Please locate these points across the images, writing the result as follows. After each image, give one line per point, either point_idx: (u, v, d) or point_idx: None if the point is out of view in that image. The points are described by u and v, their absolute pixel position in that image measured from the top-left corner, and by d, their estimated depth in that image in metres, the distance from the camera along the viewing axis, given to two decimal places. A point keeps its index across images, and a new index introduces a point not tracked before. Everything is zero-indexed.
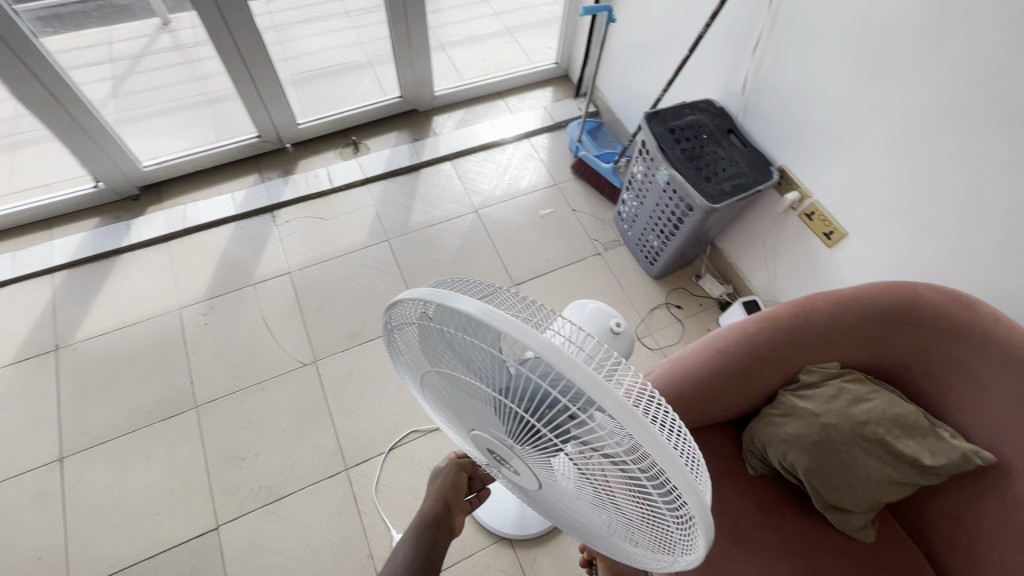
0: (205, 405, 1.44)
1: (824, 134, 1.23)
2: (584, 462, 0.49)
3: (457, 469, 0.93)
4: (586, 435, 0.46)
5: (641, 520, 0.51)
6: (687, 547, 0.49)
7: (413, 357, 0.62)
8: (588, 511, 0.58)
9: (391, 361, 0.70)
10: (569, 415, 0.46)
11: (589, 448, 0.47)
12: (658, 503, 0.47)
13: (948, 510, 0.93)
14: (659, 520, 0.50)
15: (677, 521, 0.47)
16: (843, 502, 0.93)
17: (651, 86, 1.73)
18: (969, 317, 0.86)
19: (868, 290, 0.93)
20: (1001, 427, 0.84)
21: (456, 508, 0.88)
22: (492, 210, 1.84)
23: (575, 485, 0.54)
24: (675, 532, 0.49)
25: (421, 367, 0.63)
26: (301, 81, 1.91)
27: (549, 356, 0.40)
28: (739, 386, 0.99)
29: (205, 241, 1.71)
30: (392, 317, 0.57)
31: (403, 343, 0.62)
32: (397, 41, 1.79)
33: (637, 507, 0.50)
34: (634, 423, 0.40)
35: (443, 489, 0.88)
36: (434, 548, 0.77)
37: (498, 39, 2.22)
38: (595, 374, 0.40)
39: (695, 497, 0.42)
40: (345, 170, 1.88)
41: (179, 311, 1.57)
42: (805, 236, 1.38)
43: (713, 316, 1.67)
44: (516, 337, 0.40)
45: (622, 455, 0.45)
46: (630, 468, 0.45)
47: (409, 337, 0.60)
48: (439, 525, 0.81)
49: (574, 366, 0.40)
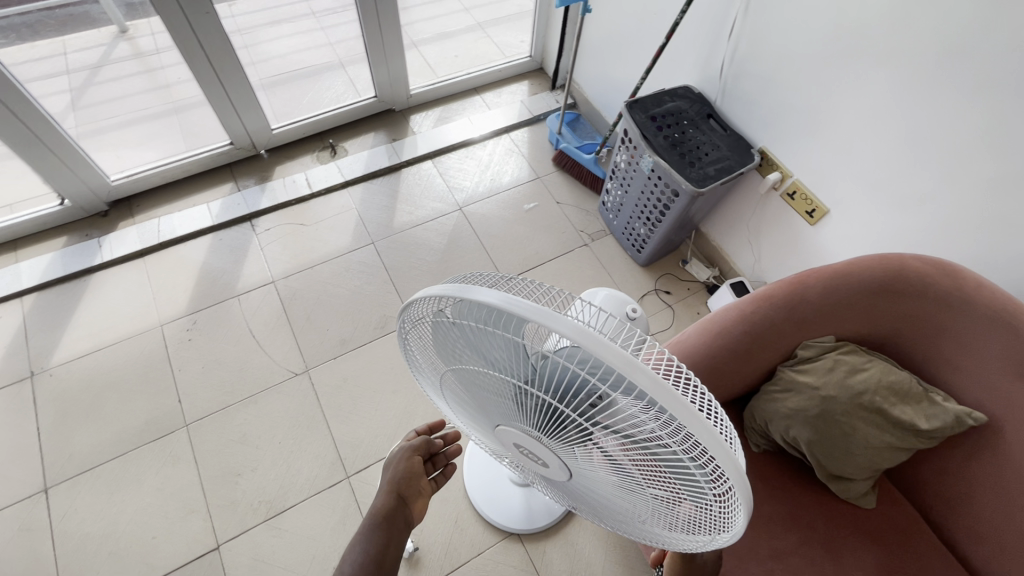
0: (196, 422, 1.39)
1: (802, 115, 1.26)
2: (616, 447, 0.49)
3: (406, 456, 0.81)
4: (617, 420, 0.46)
5: (676, 502, 0.52)
6: (725, 523, 0.50)
7: (428, 358, 0.62)
8: (621, 498, 0.58)
9: (405, 365, 0.69)
10: (600, 399, 0.46)
11: (622, 432, 0.47)
12: (695, 481, 0.47)
13: (941, 470, 0.97)
14: (695, 500, 0.50)
15: (715, 498, 0.48)
16: (843, 470, 0.96)
17: (628, 76, 1.74)
18: (956, 285, 0.89)
19: (859, 262, 0.95)
20: (991, 387, 0.88)
21: (413, 497, 0.79)
22: (477, 207, 1.83)
23: (606, 472, 0.54)
24: (713, 510, 0.49)
25: (436, 368, 0.62)
26: (271, 85, 1.86)
27: (580, 339, 0.41)
28: (740, 366, 1.01)
29: (181, 254, 1.65)
30: (406, 319, 0.57)
31: (414, 345, 0.62)
32: (370, 41, 1.76)
33: (672, 488, 0.50)
34: (672, 400, 0.41)
35: (395, 481, 0.78)
36: (387, 549, 0.71)
37: (470, 34, 2.20)
38: (627, 353, 0.41)
39: (735, 471, 0.43)
40: (324, 174, 1.84)
41: (161, 328, 1.52)
42: (788, 216, 1.41)
43: (701, 300, 1.69)
44: (545, 323, 0.41)
45: (656, 436, 0.45)
46: (667, 448, 0.46)
47: (422, 338, 0.59)
48: (393, 521, 0.73)
49: (606, 347, 0.40)
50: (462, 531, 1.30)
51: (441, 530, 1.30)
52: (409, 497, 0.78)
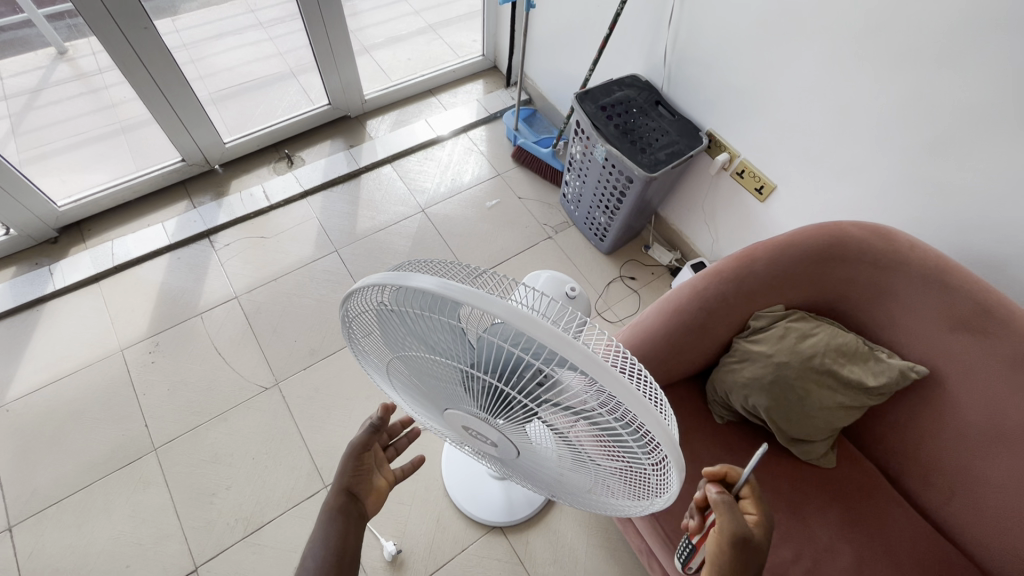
0: (165, 445, 1.37)
1: (743, 96, 1.30)
2: (559, 422, 0.51)
3: (354, 457, 0.78)
4: (556, 394, 0.48)
5: (617, 471, 0.54)
6: (663, 487, 0.52)
7: (375, 348, 0.63)
8: (569, 472, 0.60)
9: (355, 357, 0.70)
10: (538, 376, 0.48)
11: (561, 406, 0.49)
12: (631, 450, 0.49)
13: (892, 424, 1.02)
14: (634, 468, 0.52)
15: (651, 465, 0.50)
16: (802, 433, 1.00)
17: (577, 69, 1.77)
18: (891, 247, 0.93)
19: (802, 232, 0.98)
20: (928, 341, 0.93)
21: (365, 492, 0.78)
22: (439, 207, 1.83)
23: (552, 446, 0.56)
24: (652, 478, 0.52)
25: (386, 359, 0.63)
26: (220, 99, 1.83)
27: (511, 317, 0.42)
28: (696, 341, 1.04)
29: (138, 276, 1.62)
30: (348, 311, 0.57)
31: (361, 335, 0.63)
32: (318, 48, 1.75)
33: (613, 458, 0.52)
34: (601, 370, 0.42)
35: (345, 477, 0.77)
36: (347, 540, 0.72)
37: (422, 37, 2.20)
38: (557, 329, 0.43)
39: (665, 435, 0.45)
40: (281, 185, 1.82)
41: (122, 353, 1.48)
42: (739, 194, 1.45)
43: (666, 283, 1.73)
44: (477, 304, 0.42)
45: (593, 407, 0.47)
46: (603, 418, 0.48)
47: (367, 328, 0.60)
48: (349, 514, 0.74)
49: (536, 323, 0.42)
50: (445, 528, 1.31)
51: (424, 530, 1.30)
52: (362, 492, 0.77)
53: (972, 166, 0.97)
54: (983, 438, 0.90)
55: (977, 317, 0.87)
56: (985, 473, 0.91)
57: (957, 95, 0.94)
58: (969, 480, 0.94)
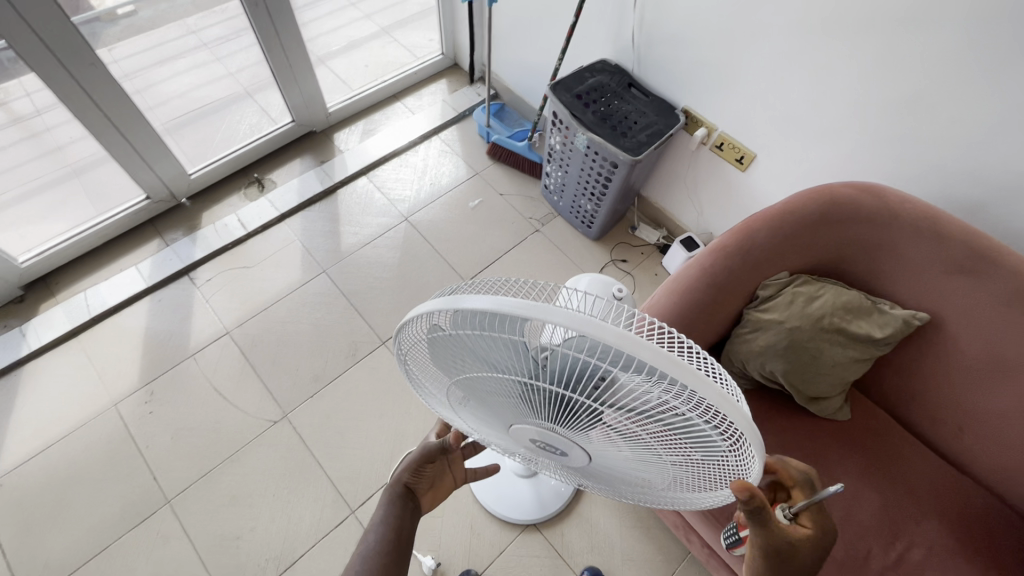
0: (179, 495, 1.32)
1: (716, 71, 1.32)
2: (626, 423, 0.52)
3: (416, 464, 0.79)
4: (621, 395, 0.49)
5: (691, 462, 0.55)
6: (742, 469, 0.53)
7: (435, 368, 0.65)
8: (642, 467, 0.61)
9: (412, 377, 0.72)
10: (602, 380, 0.48)
11: (628, 406, 0.50)
12: (708, 438, 0.50)
13: (898, 370, 1.07)
14: (711, 456, 0.52)
15: (730, 451, 0.50)
16: (818, 391, 1.05)
17: (544, 58, 1.76)
18: (881, 203, 0.98)
19: (796, 198, 1.01)
20: (925, 288, 0.98)
21: (421, 490, 0.80)
22: (422, 214, 1.80)
23: (620, 445, 0.57)
24: (730, 462, 0.52)
25: (446, 378, 0.65)
26: (176, 128, 1.74)
27: (574, 325, 0.43)
28: (709, 317, 1.06)
29: (120, 324, 1.54)
30: (406, 336, 0.59)
31: (414, 355, 0.65)
32: (275, 64, 1.69)
33: (688, 450, 0.53)
34: (675, 365, 0.43)
35: (405, 472, 0.79)
36: (401, 532, 0.75)
37: (377, 41, 2.14)
38: (621, 330, 0.43)
39: (745, 420, 0.45)
40: (256, 212, 1.76)
41: (116, 407, 1.41)
42: (720, 166, 1.48)
43: (656, 261, 1.76)
44: (538, 317, 0.43)
45: (664, 403, 0.48)
46: (674, 412, 0.48)
47: (426, 351, 0.62)
48: (405, 507, 0.77)
49: (601, 329, 0.43)
50: (479, 534, 1.31)
51: (459, 539, 1.30)
52: (418, 488, 0.80)
53: (942, 116, 1.02)
54: (983, 371, 0.96)
55: (967, 260, 0.93)
56: (989, 403, 0.97)
57: (923, 50, 0.99)
58: (975, 413, 1.00)
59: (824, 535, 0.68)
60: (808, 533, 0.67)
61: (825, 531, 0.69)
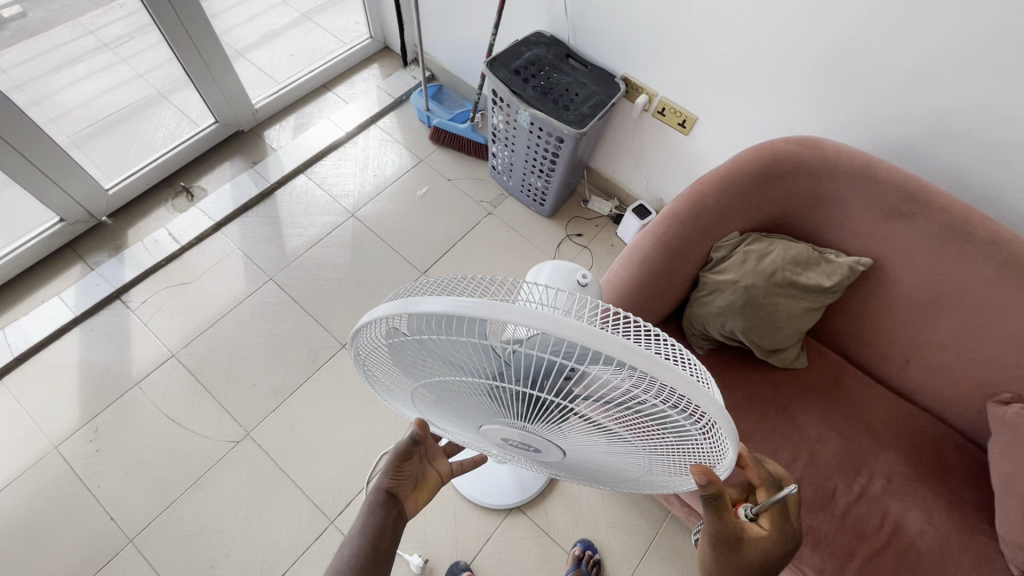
0: (142, 533, 1.24)
1: (652, 36, 1.31)
2: (597, 415, 0.51)
3: (394, 465, 0.75)
4: (589, 388, 0.48)
5: (666, 448, 0.54)
6: (716, 453, 0.53)
7: (398, 373, 0.62)
8: (616, 455, 0.60)
9: (375, 382, 0.70)
10: (568, 375, 0.47)
11: (596, 398, 0.49)
12: (679, 425, 0.49)
13: (848, 314, 1.12)
14: (685, 440, 0.52)
15: (702, 436, 0.50)
16: (777, 344, 1.08)
17: (477, 35, 1.70)
18: (820, 153, 1.00)
19: (739, 156, 1.02)
20: (867, 234, 1.02)
21: (404, 493, 0.76)
22: (369, 207, 1.73)
23: (594, 437, 0.56)
24: (703, 446, 0.52)
25: (409, 382, 0.63)
26: (85, 140, 1.59)
27: (534, 323, 0.41)
28: (668, 284, 1.07)
29: (48, 361, 1.41)
30: (362, 342, 0.56)
31: (376, 361, 0.62)
32: (187, 61, 1.55)
33: (661, 438, 0.52)
34: (640, 357, 0.42)
35: (383, 478, 0.75)
36: (380, 541, 0.72)
37: (298, 29, 2.02)
38: (583, 324, 0.42)
39: (714, 407, 0.45)
40: (188, 223, 1.64)
41: (58, 450, 1.31)
42: (664, 132, 1.48)
43: (612, 232, 1.77)
44: (496, 317, 0.41)
45: (633, 394, 0.47)
46: (643, 403, 0.47)
47: (386, 356, 0.59)
48: (387, 513, 0.73)
49: (563, 325, 0.41)
50: (464, 524, 1.30)
51: (445, 534, 1.29)
52: (400, 493, 0.75)
53: (870, 64, 1.05)
54: (924, 307, 1.01)
55: (904, 203, 0.96)
56: (930, 335, 1.03)
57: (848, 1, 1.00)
58: (919, 346, 1.06)
59: (781, 543, 0.66)
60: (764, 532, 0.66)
61: (784, 540, 0.66)
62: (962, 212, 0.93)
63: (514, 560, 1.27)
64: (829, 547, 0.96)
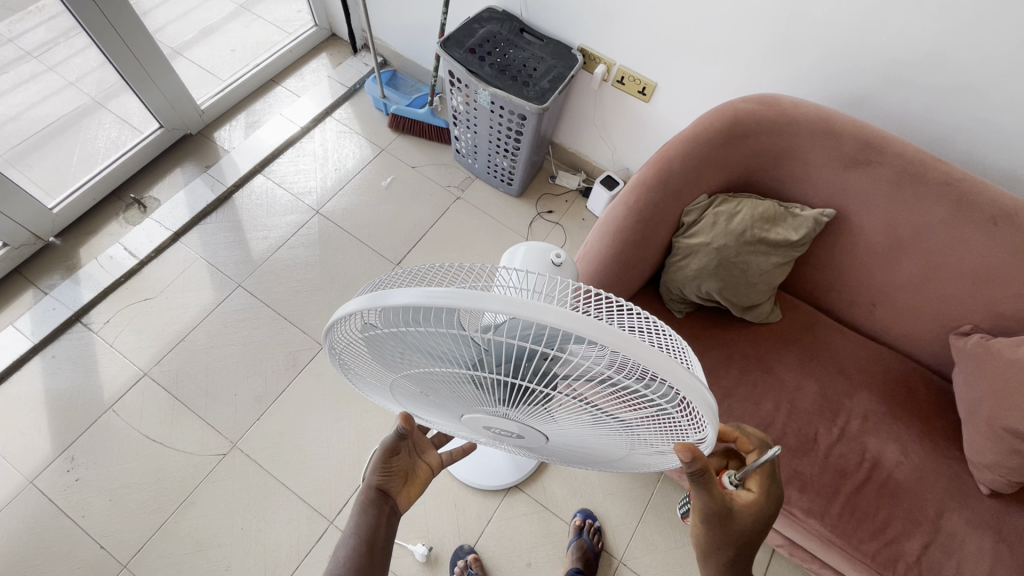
0: (135, 557, 1.21)
1: (604, 4, 1.29)
2: (577, 396, 0.51)
3: (382, 460, 0.74)
4: (568, 369, 0.48)
5: (647, 426, 0.55)
6: (696, 430, 0.53)
7: (377, 367, 0.62)
8: (600, 435, 0.61)
9: (356, 378, 0.69)
10: (546, 358, 0.47)
11: (575, 378, 0.49)
12: (658, 403, 0.49)
13: (816, 265, 1.15)
14: (665, 417, 0.52)
15: (680, 411, 0.50)
16: (750, 301, 1.11)
17: (426, 15, 1.65)
18: (779, 111, 1.02)
19: (701, 119, 1.03)
20: (830, 185, 1.04)
21: (397, 487, 0.76)
22: (333, 203, 1.69)
23: (577, 419, 0.56)
24: (683, 422, 0.52)
25: (390, 375, 0.62)
26: (19, 158, 1.48)
27: (508, 309, 0.41)
28: (641, 252, 1.08)
29: (10, 395, 1.34)
30: (337, 339, 0.56)
31: (354, 357, 0.61)
32: (121, 64, 1.46)
33: (640, 416, 0.53)
34: (617, 337, 0.41)
35: (374, 476, 0.74)
36: (375, 537, 0.72)
37: (237, 21, 1.92)
38: (558, 307, 0.41)
39: (692, 385, 0.45)
40: (143, 236, 1.57)
41: (35, 485, 1.25)
42: (625, 100, 1.47)
43: (582, 206, 1.77)
44: (470, 306, 0.40)
45: (611, 374, 0.47)
46: (620, 381, 0.47)
47: (362, 351, 0.58)
48: (380, 509, 0.73)
49: (537, 309, 0.41)
50: (463, 508, 1.31)
51: (447, 520, 1.30)
52: (392, 488, 0.75)
53: (821, 16, 1.06)
54: (886, 250, 1.05)
55: (862, 151, 0.99)
56: (894, 277, 1.07)
57: None
58: (884, 288, 1.10)
59: (766, 504, 0.69)
60: (753, 495, 0.68)
61: (769, 499, 0.69)
62: (915, 156, 0.96)
63: (517, 538, 1.29)
64: (814, 488, 1.01)
